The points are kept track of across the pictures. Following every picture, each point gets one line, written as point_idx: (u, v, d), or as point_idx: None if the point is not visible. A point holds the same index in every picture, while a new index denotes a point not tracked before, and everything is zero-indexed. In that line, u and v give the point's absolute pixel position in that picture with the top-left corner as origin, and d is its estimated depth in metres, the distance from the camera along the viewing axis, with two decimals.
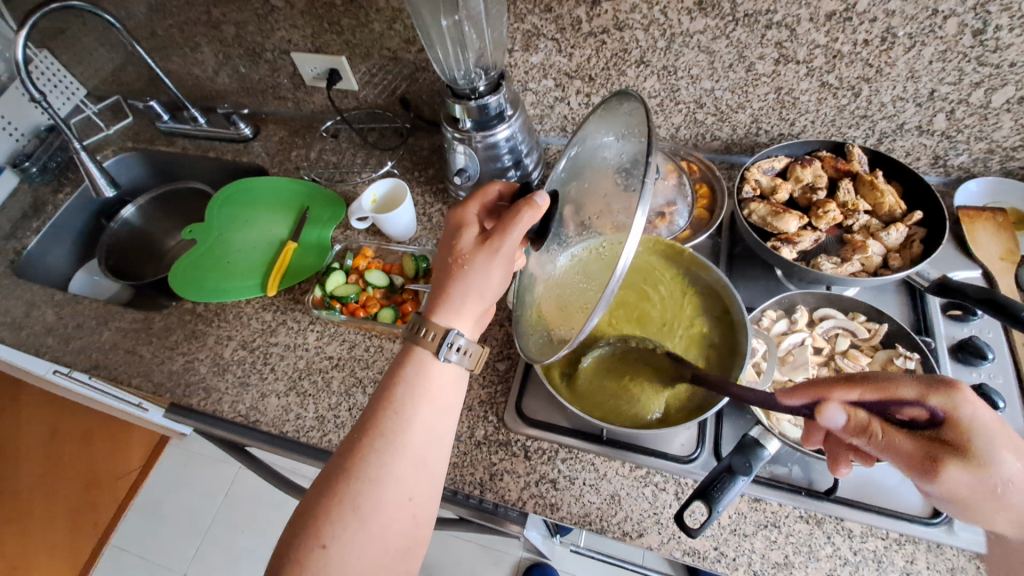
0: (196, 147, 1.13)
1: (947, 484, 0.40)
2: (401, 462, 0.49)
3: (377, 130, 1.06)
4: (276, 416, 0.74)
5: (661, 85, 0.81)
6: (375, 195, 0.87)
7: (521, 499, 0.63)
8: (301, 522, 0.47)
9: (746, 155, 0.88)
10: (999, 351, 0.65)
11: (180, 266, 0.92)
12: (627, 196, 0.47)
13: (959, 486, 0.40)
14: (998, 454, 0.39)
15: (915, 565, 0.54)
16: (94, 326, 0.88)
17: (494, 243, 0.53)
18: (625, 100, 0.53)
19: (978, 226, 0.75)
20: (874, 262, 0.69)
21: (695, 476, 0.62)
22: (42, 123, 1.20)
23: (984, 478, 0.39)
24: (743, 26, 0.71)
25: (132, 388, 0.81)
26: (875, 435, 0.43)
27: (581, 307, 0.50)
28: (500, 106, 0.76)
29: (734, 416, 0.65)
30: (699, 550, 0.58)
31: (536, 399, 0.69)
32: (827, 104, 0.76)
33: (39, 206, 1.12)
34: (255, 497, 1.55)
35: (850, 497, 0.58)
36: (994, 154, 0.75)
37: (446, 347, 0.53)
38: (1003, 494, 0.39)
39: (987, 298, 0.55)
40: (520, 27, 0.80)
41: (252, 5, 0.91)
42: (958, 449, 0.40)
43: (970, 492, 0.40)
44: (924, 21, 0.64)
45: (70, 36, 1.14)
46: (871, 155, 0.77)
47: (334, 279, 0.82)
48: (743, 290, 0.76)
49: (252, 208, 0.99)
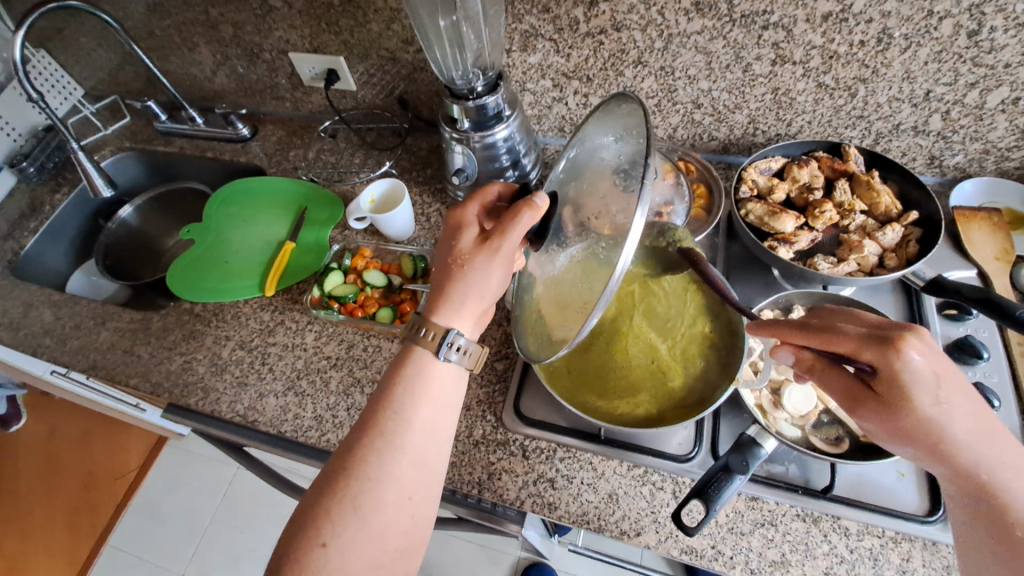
0: (194, 147, 1.13)
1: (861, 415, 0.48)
2: (402, 462, 0.49)
3: (375, 130, 1.06)
4: (275, 415, 0.74)
5: (659, 85, 0.81)
6: (373, 195, 0.87)
7: (519, 499, 0.64)
8: (302, 522, 0.47)
9: (743, 155, 0.88)
10: (994, 350, 0.66)
11: (179, 266, 0.92)
12: (626, 196, 0.47)
13: (871, 418, 0.48)
14: (915, 401, 0.44)
15: (911, 564, 0.55)
16: (92, 326, 0.88)
17: (495, 244, 0.54)
18: (624, 102, 0.53)
19: (974, 226, 0.75)
20: (870, 262, 0.69)
21: (693, 475, 0.62)
22: (40, 123, 1.20)
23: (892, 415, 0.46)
24: (741, 27, 0.71)
25: (130, 388, 0.81)
26: (817, 374, 0.51)
27: (580, 306, 0.51)
28: (498, 107, 0.76)
29: (731, 415, 0.65)
30: (696, 549, 0.58)
31: (535, 399, 0.69)
32: (824, 105, 0.77)
33: (36, 205, 1.11)
34: (253, 497, 1.55)
35: (847, 496, 0.58)
36: (989, 154, 0.75)
37: (446, 347, 0.53)
38: (911, 429, 0.45)
39: (983, 298, 0.56)
40: (518, 27, 0.80)
41: (250, 5, 0.91)
42: (880, 394, 0.46)
43: (882, 424, 0.47)
44: (920, 23, 0.65)
45: (67, 36, 1.14)
46: (868, 155, 0.77)
47: (332, 279, 0.82)
48: (740, 290, 0.76)
49: (251, 208, 0.99)
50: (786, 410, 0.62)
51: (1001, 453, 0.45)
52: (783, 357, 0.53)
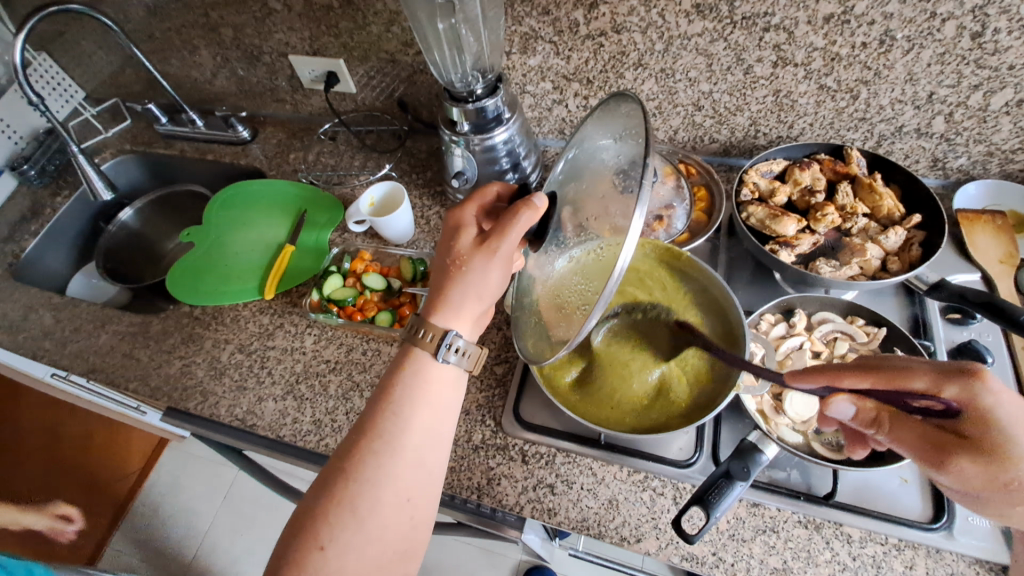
0: (194, 150, 1.14)
1: (960, 474, 0.44)
2: (400, 464, 0.49)
3: (375, 133, 1.06)
4: (274, 420, 0.74)
5: (660, 87, 0.81)
6: (372, 198, 0.87)
7: (519, 504, 0.63)
8: (300, 524, 0.47)
9: (744, 157, 0.88)
10: (999, 355, 0.65)
11: (178, 269, 0.92)
12: (625, 198, 0.47)
13: (970, 474, 0.43)
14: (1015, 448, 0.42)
15: (915, 571, 0.54)
16: (92, 329, 0.88)
17: (493, 245, 0.53)
18: (624, 102, 0.53)
19: (977, 229, 0.75)
20: (873, 266, 0.69)
21: (693, 480, 0.61)
22: (40, 126, 1.20)
23: (992, 468, 0.42)
24: (741, 29, 0.70)
25: (129, 392, 0.80)
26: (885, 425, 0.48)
27: (580, 307, 0.50)
28: (498, 109, 0.76)
29: (732, 421, 0.64)
30: (697, 555, 0.57)
31: (534, 404, 0.69)
32: (826, 107, 0.76)
33: (37, 209, 1.11)
34: (253, 499, 1.55)
35: (849, 502, 0.58)
36: (993, 156, 0.75)
37: (445, 348, 0.53)
38: (1010, 484, 0.42)
39: (988, 303, 0.55)
40: (517, 29, 0.80)
41: (250, 8, 0.91)
42: (968, 439, 0.43)
43: (978, 479, 0.44)
44: (922, 25, 0.64)
45: (68, 39, 1.14)
46: (870, 158, 0.76)
47: (332, 283, 0.82)
48: (741, 294, 0.76)
49: (250, 211, 0.99)
50: (788, 415, 0.62)
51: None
52: (840, 410, 0.51)
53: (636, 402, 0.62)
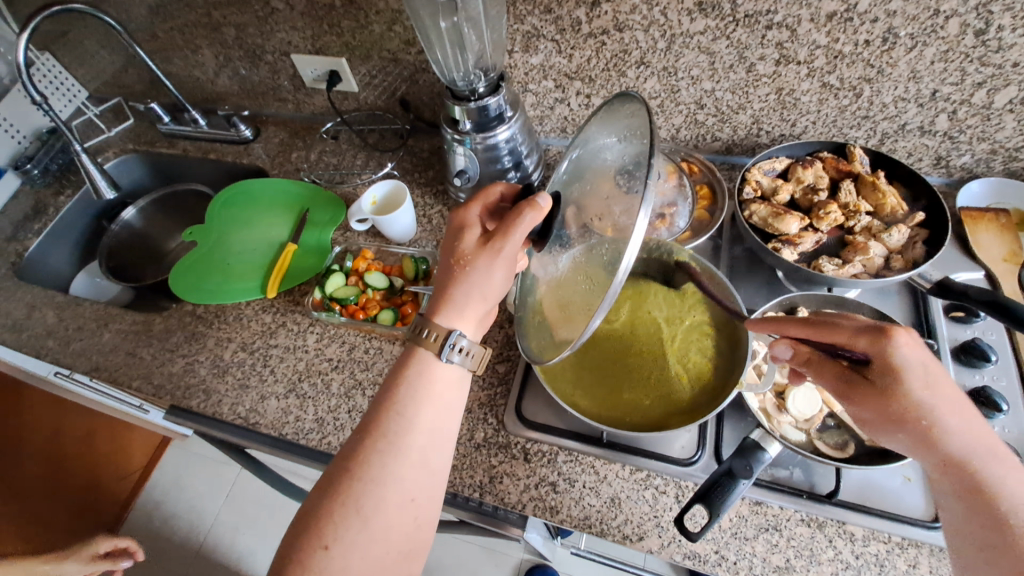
0: (196, 149, 1.14)
1: (857, 404, 0.49)
2: (404, 464, 0.49)
3: (377, 132, 1.06)
4: (276, 418, 0.74)
5: (661, 86, 0.81)
6: (375, 196, 0.87)
7: (521, 502, 0.63)
8: (304, 524, 0.47)
9: (747, 155, 0.88)
10: (1003, 353, 0.65)
11: (180, 267, 0.92)
12: (628, 198, 0.47)
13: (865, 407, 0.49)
14: (906, 385, 0.46)
15: (918, 569, 0.54)
16: (95, 328, 0.88)
17: (497, 245, 0.53)
18: (627, 102, 0.52)
19: (981, 227, 0.75)
20: (876, 264, 0.69)
21: (696, 478, 0.61)
22: (43, 126, 1.20)
23: (879, 399, 0.47)
24: (743, 27, 0.70)
25: (132, 391, 0.81)
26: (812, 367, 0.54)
27: (584, 307, 0.50)
28: (500, 108, 0.76)
29: (735, 418, 0.64)
30: (700, 553, 0.57)
31: (536, 402, 0.69)
32: (828, 105, 0.76)
33: (40, 208, 1.12)
34: (255, 498, 1.55)
35: (852, 500, 0.57)
36: (997, 154, 0.74)
37: (449, 348, 0.53)
38: (902, 415, 0.47)
39: (992, 301, 0.55)
40: (519, 28, 0.80)
41: (252, 7, 0.92)
42: (872, 380, 0.48)
43: (870, 409, 0.48)
44: (926, 22, 0.64)
45: (71, 38, 1.14)
46: (873, 156, 0.76)
47: (334, 281, 0.82)
48: (744, 292, 0.76)
49: (252, 210, 0.99)
50: (791, 414, 0.62)
51: (991, 445, 0.44)
52: (781, 352, 0.57)
53: (641, 396, 0.63)
